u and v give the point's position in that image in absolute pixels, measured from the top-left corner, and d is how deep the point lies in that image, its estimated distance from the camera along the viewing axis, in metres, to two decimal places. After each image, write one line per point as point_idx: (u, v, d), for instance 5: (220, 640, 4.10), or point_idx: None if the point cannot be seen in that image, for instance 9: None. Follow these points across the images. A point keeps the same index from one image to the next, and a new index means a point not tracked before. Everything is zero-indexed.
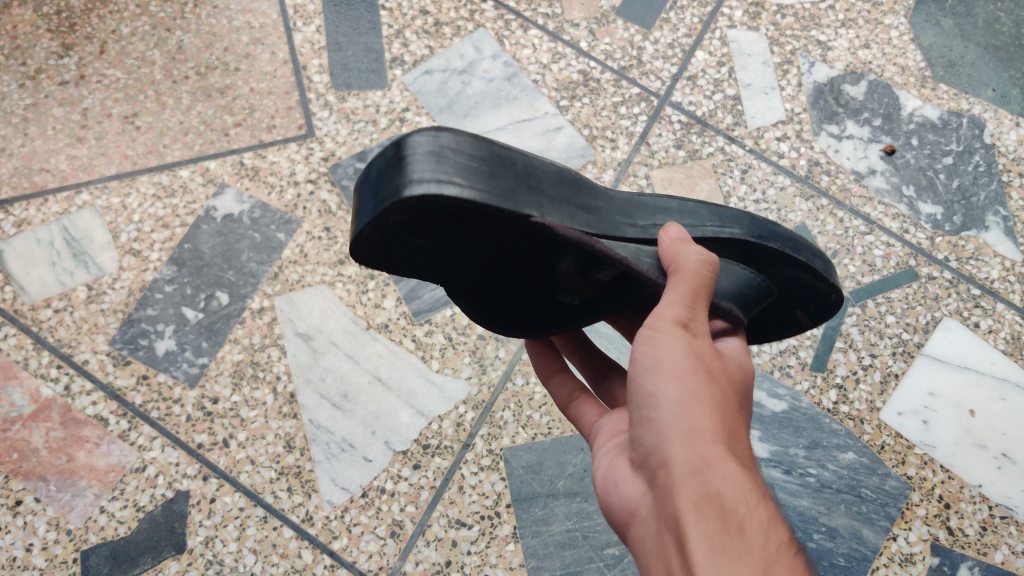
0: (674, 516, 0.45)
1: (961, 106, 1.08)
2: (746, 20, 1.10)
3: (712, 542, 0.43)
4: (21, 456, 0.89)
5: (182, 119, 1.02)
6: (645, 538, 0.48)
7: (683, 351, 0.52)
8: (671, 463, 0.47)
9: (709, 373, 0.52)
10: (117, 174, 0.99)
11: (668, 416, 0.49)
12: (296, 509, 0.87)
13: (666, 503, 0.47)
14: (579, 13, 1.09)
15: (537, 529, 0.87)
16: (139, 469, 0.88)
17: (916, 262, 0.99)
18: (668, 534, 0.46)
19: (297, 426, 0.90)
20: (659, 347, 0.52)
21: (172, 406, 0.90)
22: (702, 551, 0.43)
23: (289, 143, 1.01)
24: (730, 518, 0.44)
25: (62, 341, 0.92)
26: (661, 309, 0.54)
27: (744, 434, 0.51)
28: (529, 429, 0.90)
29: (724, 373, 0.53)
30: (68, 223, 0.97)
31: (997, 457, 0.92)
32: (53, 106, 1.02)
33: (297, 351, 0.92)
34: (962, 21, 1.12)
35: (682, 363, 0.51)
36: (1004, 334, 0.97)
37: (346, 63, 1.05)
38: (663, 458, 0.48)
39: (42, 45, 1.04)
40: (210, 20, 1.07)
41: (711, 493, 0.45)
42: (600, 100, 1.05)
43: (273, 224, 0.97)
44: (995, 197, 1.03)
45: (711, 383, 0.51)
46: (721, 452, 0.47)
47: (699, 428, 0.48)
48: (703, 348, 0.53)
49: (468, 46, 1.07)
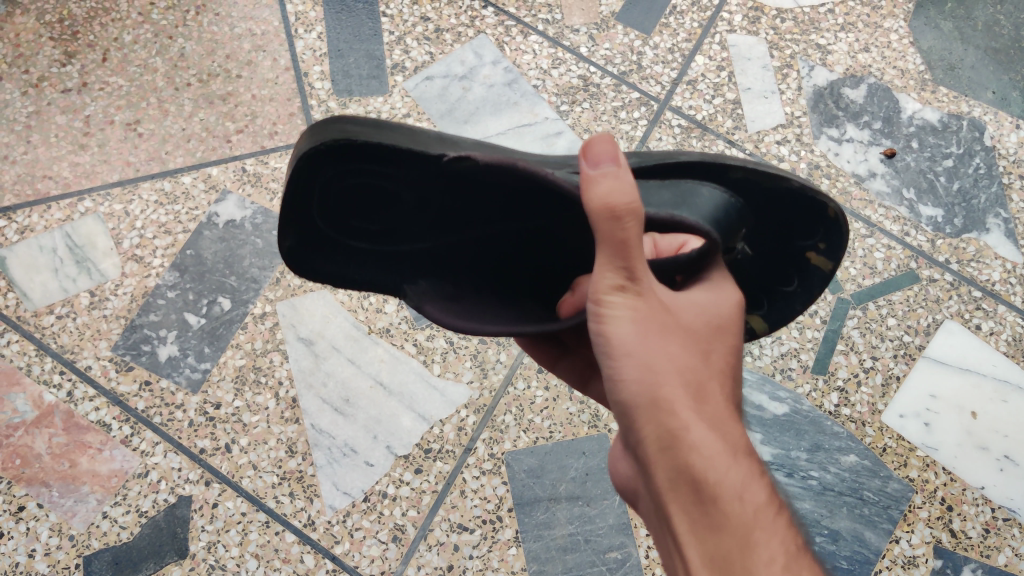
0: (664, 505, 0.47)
1: (960, 109, 1.08)
2: (746, 24, 1.11)
3: (693, 523, 0.45)
4: (23, 462, 0.89)
5: (184, 126, 1.02)
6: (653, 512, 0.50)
7: (631, 322, 0.49)
8: (643, 442, 0.48)
9: (660, 327, 0.49)
10: (119, 181, 0.99)
11: (629, 394, 0.48)
12: (298, 514, 0.87)
13: (650, 481, 0.48)
14: (579, 19, 1.10)
15: (540, 533, 0.87)
16: (141, 474, 0.88)
17: (917, 265, 0.99)
18: (659, 512, 0.47)
19: (299, 431, 0.90)
20: (608, 328, 0.50)
21: (174, 411, 0.90)
22: (688, 536, 0.45)
23: (290, 150, 1.01)
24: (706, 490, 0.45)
25: (64, 347, 0.92)
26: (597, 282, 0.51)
27: (716, 372, 0.49)
28: (531, 433, 0.90)
29: (685, 317, 0.51)
30: (70, 230, 0.97)
31: (999, 460, 0.92)
32: (55, 113, 1.02)
33: (299, 356, 0.93)
34: (962, 24, 1.12)
35: (629, 333, 0.49)
36: (1006, 336, 0.97)
37: (348, 70, 1.06)
38: (636, 437, 0.48)
39: (44, 53, 1.04)
40: (211, 28, 1.07)
41: (683, 469, 0.45)
42: (600, 105, 1.05)
43: (275, 230, 0.98)
44: (995, 200, 1.03)
45: (668, 337, 0.49)
46: (687, 414, 0.46)
47: (657, 400, 0.47)
48: (653, 301, 0.50)
49: (469, 52, 1.08)
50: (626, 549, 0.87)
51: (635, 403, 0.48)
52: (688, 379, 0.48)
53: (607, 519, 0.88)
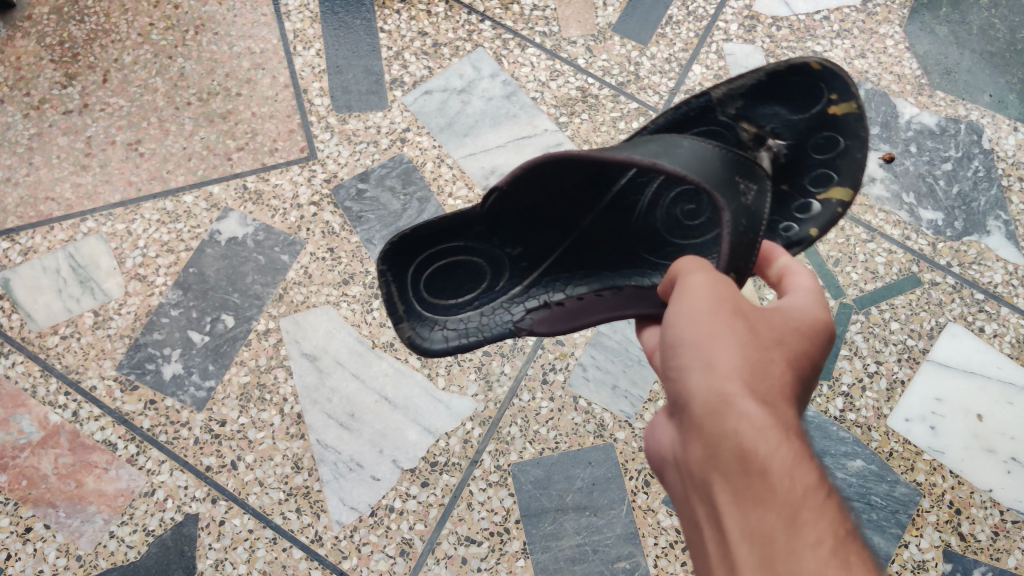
0: (701, 473, 0.43)
1: (958, 112, 1.08)
2: (742, 33, 1.11)
3: (736, 490, 0.40)
4: (30, 483, 0.89)
5: (185, 145, 1.03)
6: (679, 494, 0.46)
7: (702, 304, 0.50)
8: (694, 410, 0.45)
9: (731, 310, 0.49)
10: (121, 201, 1.00)
11: (685, 363, 0.47)
12: (306, 530, 0.87)
13: (693, 457, 0.44)
14: (576, 31, 1.10)
15: (548, 544, 0.87)
16: (147, 493, 0.88)
17: (919, 269, 1.00)
18: (696, 485, 0.44)
19: (305, 446, 0.90)
20: (677, 309, 0.51)
21: (180, 429, 0.90)
22: (730, 504, 0.40)
23: (291, 167, 1.01)
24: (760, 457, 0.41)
25: (69, 367, 0.93)
26: (684, 287, 0.52)
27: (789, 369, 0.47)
28: (537, 444, 0.90)
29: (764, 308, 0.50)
30: (73, 250, 0.97)
31: (1006, 462, 0.92)
32: (57, 135, 1.03)
33: (303, 371, 0.93)
34: (957, 28, 1.13)
35: (694, 311, 0.49)
36: (1010, 338, 0.97)
37: (347, 86, 1.06)
38: (684, 408, 0.46)
39: (45, 76, 1.05)
40: (210, 47, 1.08)
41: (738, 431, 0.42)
42: (599, 115, 1.05)
43: (277, 246, 0.98)
44: (995, 202, 1.03)
45: (739, 319, 0.49)
46: (744, 387, 0.43)
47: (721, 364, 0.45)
48: (732, 299, 0.51)
49: (467, 66, 1.08)
50: (635, 559, 0.86)
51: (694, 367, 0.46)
52: (760, 360, 0.46)
53: (615, 529, 0.87)
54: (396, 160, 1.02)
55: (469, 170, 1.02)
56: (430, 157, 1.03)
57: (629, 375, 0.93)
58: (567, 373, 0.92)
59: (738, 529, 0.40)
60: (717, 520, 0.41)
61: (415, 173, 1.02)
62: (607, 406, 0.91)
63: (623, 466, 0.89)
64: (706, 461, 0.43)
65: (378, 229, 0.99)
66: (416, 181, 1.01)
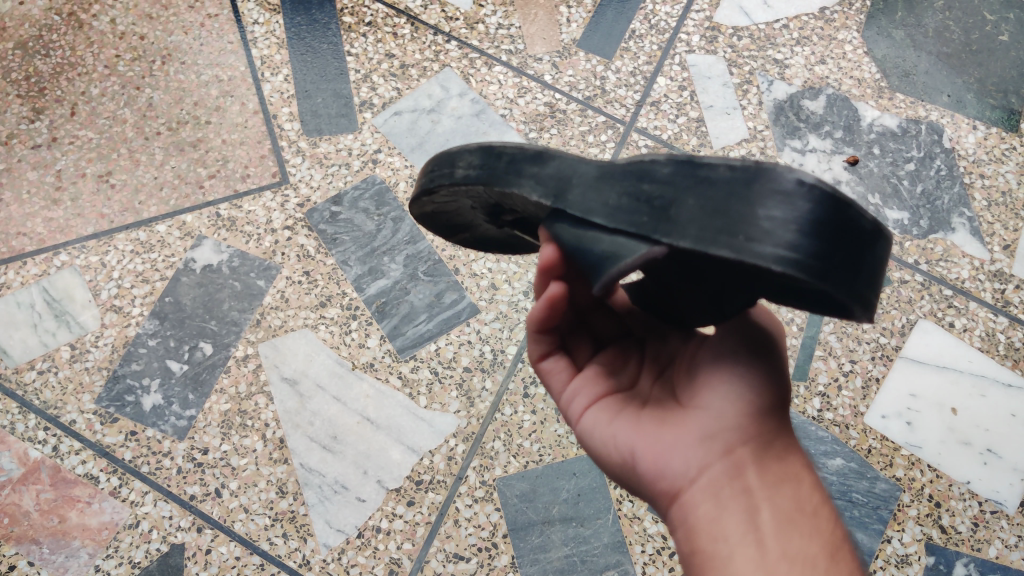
0: (750, 484, 0.50)
1: (918, 114, 1.11)
2: (704, 44, 1.13)
3: (791, 524, 0.49)
4: (12, 521, 0.88)
5: (156, 175, 1.03)
6: (697, 499, 0.52)
7: None
8: (752, 441, 0.52)
9: None
10: (94, 233, 1.00)
11: None
12: (293, 555, 0.86)
13: (749, 466, 0.51)
14: (541, 48, 1.12)
15: (536, 557, 0.87)
16: (132, 525, 0.87)
17: (888, 267, 1.01)
18: (734, 496, 0.50)
19: (289, 471, 0.90)
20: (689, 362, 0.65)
21: (162, 459, 0.90)
22: (773, 527, 0.48)
23: (263, 192, 1.02)
24: (805, 504, 0.50)
25: (47, 402, 0.92)
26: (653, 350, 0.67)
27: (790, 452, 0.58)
28: (520, 458, 0.91)
29: None
30: (47, 285, 0.97)
31: (982, 453, 0.93)
32: (26, 170, 1.03)
33: (284, 396, 0.93)
34: (913, 31, 1.16)
35: None
36: (979, 331, 0.99)
37: (316, 110, 1.07)
38: (733, 426, 0.53)
39: (12, 111, 1.05)
40: (178, 76, 1.08)
41: (790, 482, 0.51)
42: (568, 130, 1.07)
43: (252, 271, 0.98)
44: (958, 199, 1.06)
45: None
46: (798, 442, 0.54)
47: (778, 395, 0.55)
48: None
49: (435, 86, 1.09)
50: (623, 567, 0.87)
51: (745, 387, 0.54)
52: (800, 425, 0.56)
53: (602, 538, 0.88)
54: (368, 182, 1.03)
55: None
56: (402, 177, 1.03)
57: None
58: None
59: (776, 551, 0.47)
60: (756, 535, 0.48)
61: (387, 194, 1.02)
62: None
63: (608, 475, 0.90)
64: (758, 488, 0.50)
65: (353, 250, 0.99)
66: (389, 202, 1.02)
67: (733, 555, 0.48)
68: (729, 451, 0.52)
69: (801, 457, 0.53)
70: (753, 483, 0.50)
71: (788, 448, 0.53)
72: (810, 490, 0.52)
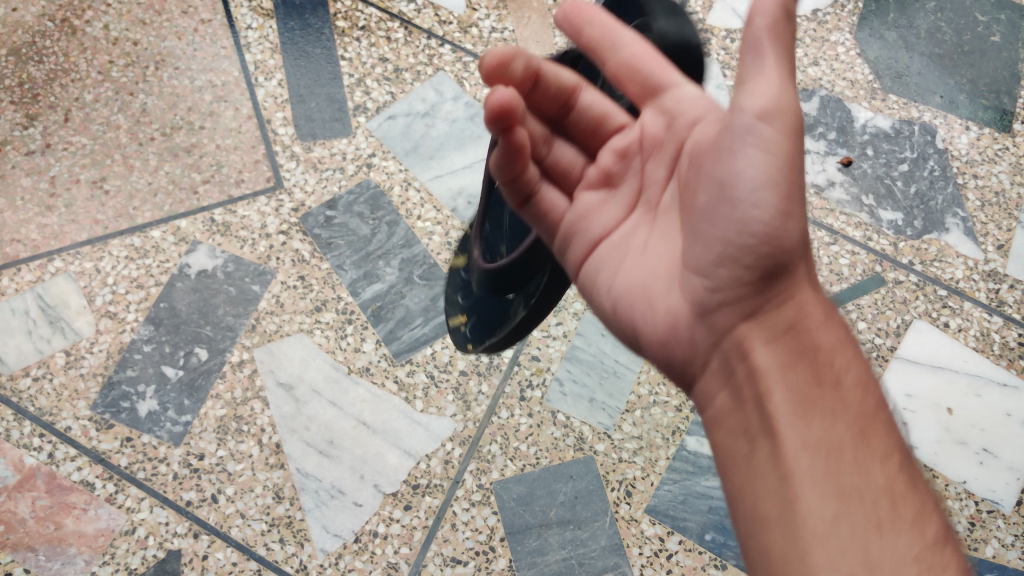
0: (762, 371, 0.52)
1: (911, 114, 1.11)
2: None
3: (802, 405, 0.51)
4: (7, 528, 0.87)
5: (150, 181, 1.03)
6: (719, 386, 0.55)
7: None
8: (755, 316, 0.53)
9: None
10: (88, 239, 0.99)
11: None
12: (290, 560, 0.86)
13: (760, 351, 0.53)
14: (534, 51, 1.12)
15: (534, 560, 0.87)
16: (128, 531, 0.87)
17: (882, 268, 1.02)
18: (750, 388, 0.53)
19: (285, 476, 0.89)
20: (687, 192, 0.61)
21: (158, 465, 0.90)
22: (788, 414, 0.51)
23: (258, 197, 1.02)
24: (822, 374, 0.52)
25: (42, 409, 0.92)
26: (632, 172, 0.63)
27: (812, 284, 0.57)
28: (517, 461, 0.91)
29: None
30: (42, 291, 0.97)
31: (978, 453, 0.93)
32: (20, 176, 1.02)
33: (280, 401, 0.92)
34: (905, 33, 1.16)
35: None
36: (974, 332, 0.99)
37: (310, 115, 1.07)
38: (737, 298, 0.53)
39: (5, 117, 1.05)
40: (172, 82, 1.08)
41: (805, 357, 0.53)
42: None
43: (247, 276, 0.98)
44: (952, 200, 1.06)
45: None
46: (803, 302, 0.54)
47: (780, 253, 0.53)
48: None
49: (429, 90, 1.09)
50: (621, 569, 0.87)
51: (744, 231, 0.52)
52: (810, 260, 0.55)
53: (600, 541, 0.88)
54: (363, 186, 1.03)
55: (437, 192, 1.03)
56: (397, 181, 1.03)
57: (606, 387, 0.94)
58: (544, 389, 0.94)
59: (798, 442, 0.50)
60: (771, 427, 0.51)
61: (382, 198, 1.02)
62: (586, 419, 0.93)
63: (604, 478, 0.90)
64: (768, 370, 0.52)
65: (348, 255, 0.99)
66: (384, 206, 1.02)
67: (758, 481, 0.51)
68: (733, 329, 0.54)
69: (812, 323, 0.54)
70: (763, 365, 0.52)
71: (798, 315, 0.54)
72: (826, 358, 0.53)
